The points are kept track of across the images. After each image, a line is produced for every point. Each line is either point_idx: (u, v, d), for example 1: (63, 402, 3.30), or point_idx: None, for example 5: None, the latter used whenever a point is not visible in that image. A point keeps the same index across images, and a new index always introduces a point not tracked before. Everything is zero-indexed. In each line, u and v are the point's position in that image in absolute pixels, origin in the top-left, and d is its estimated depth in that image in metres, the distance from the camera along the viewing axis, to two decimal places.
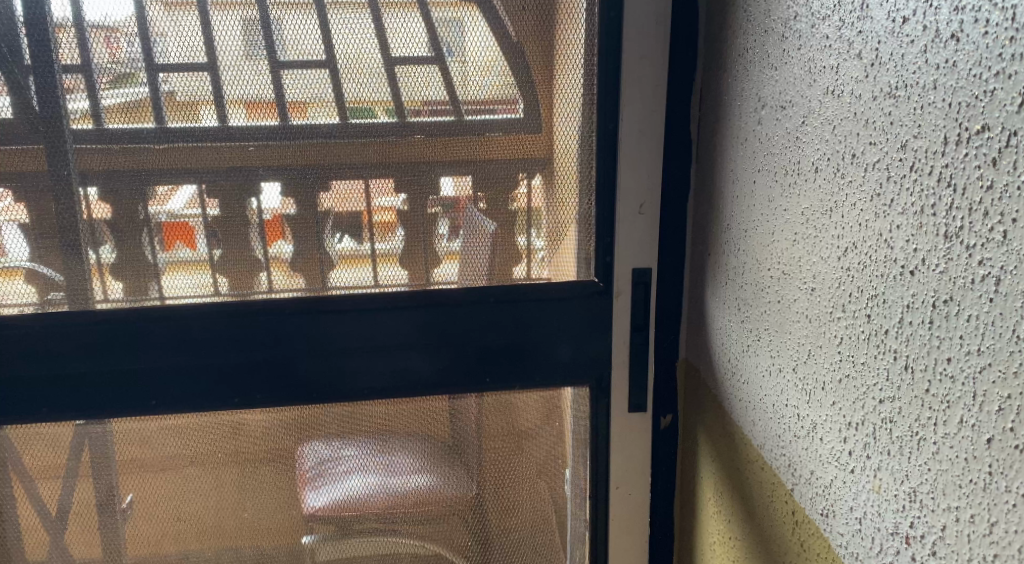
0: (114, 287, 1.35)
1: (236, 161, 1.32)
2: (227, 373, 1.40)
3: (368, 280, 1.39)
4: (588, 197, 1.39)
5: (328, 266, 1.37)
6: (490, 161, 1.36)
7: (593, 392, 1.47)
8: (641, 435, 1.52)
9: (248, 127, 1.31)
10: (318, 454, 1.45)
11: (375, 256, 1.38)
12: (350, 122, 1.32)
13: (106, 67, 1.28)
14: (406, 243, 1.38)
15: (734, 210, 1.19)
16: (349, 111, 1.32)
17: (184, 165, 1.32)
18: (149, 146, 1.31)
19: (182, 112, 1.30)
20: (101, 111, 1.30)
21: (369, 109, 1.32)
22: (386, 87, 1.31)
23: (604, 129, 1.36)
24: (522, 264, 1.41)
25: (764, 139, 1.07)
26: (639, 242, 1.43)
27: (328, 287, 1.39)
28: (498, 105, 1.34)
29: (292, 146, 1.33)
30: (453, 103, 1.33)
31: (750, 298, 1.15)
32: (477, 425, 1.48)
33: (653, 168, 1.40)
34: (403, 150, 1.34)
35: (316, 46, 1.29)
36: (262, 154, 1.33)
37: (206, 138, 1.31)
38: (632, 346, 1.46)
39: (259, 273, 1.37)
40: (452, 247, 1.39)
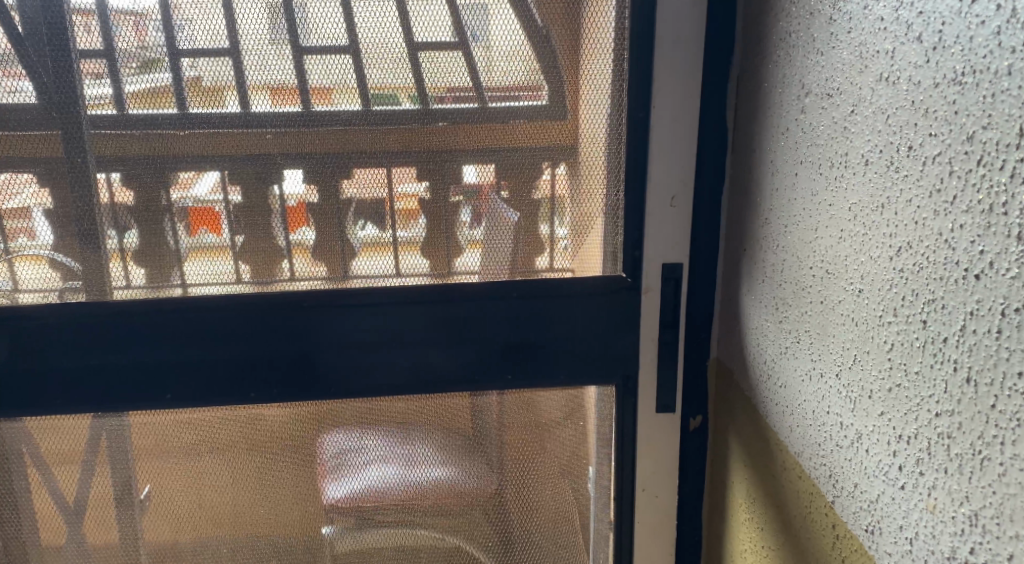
0: (132, 275, 1.31)
1: (254, 149, 1.28)
2: (243, 367, 1.36)
3: (389, 270, 1.34)
4: (617, 189, 1.33)
5: (350, 254, 1.33)
6: (517, 149, 1.31)
7: (619, 390, 1.42)
8: (670, 436, 1.46)
9: (272, 113, 1.27)
10: (337, 445, 1.41)
11: (396, 243, 1.33)
12: (372, 109, 1.27)
13: (132, 51, 1.23)
14: (429, 232, 1.33)
15: (774, 204, 1.13)
16: (372, 96, 1.27)
17: (203, 151, 1.27)
18: (169, 133, 1.26)
19: (205, 97, 1.25)
20: (124, 96, 1.25)
21: (392, 95, 1.27)
22: (409, 72, 1.26)
23: (634, 118, 1.30)
24: (547, 256, 1.35)
25: (809, 129, 1.01)
26: (670, 236, 1.36)
27: (348, 277, 1.34)
28: (524, 92, 1.28)
29: (311, 133, 1.28)
30: (476, 90, 1.27)
31: (791, 297, 1.09)
32: (499, 423, 1.43)
33: (685, 159, 1.33)
34: (426, 133, 1.29)
35: (339, 30, 1.24)
36: (281, 141, 1.28)
37: (227, 124, 1.27)
38: (661, 345, 1.40)
39: (282, 261, 1.33)
40: (475, 236, 1.33)
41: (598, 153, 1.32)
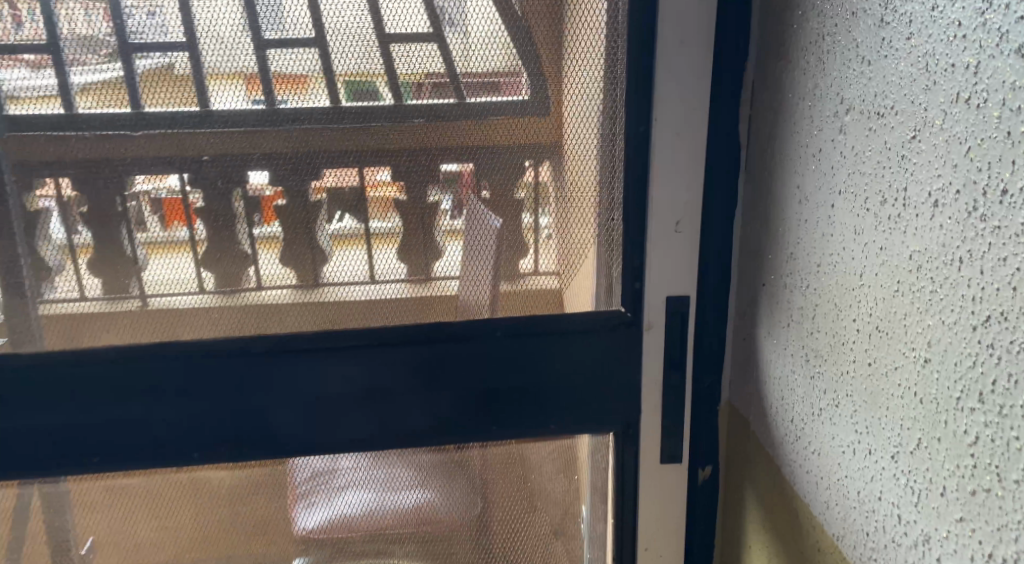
0: (78, 291, 1.11)
1: (206, 151, 1.08)
2: (183, 425, 1.17)
3: (361, 275, 1.14)
4: (613, 211, 1.15)
5: (321, 259, 1.13)
6: (502, 166, 1.12)
7: (618, 441, 1.24)
8: (676, 490, 1.28)
9: (241, 110, 1.07)
10: (311, 469, 1.20)
11: (370, 235, 1.13)
12: (341, 106, 1.08)
13: (102, 40, 1.03)
14: (405, 230, 1.13)
15: (803, 238, 0.96)
16: (342, 84, 1.07)
17: (154, 153, 1.07)
18: (125, 135, 1.06)
19: (163, 95, 1.06)
20: (72, 93, 1.05)
21: (366, 83, 1.07)
22: (378, 62, 1.07)
23: (633, 133, 1.11)
24: (533, 258, 1.16)
25: (850, 152, 0.84)
26: (675, 266, 1.17)
27: (320, 286, 1.14)
28: (501, 80, 1.09)
29: (264, 133, 1.08)
30: (454, 83, 1.08)
31: (826, 350, 0.92)
32: (483, 479, 1.25)
33: (692, 177, 1.14)
34: (403, 133, 1.09)
35: (303, 22, 1.05)
36: (223, 147, 1.08)
37: (180, 126, 1.07)
38: (665, 387, 1.23)
39: (248, 266, 1.13)
40: (455, 226, 1.13)
41: (591, 171, 1.13)
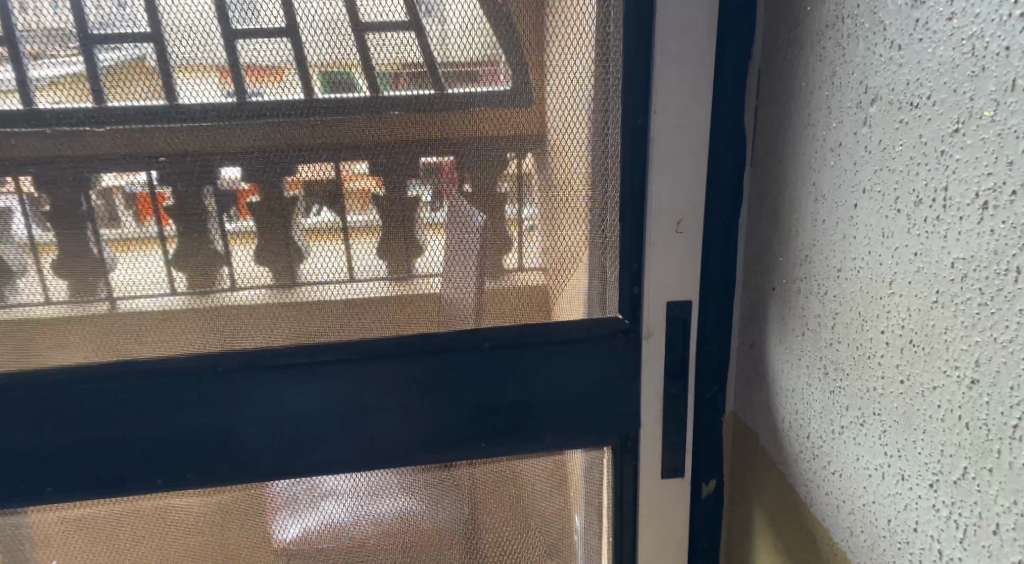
0: (42, 295, 1.01)
1: (163, 147, 0.98)
2: (143, 451, 1.06)
3: (340, 273, 1.04)
4: (608, 211, 1.06)
5: (298, 256, 1.02)
6: (487, 162, 1.02)
7: (615, 457, 1.16)
8: (678, 507, 1.19)
9: (212, 104, 0.97)
10: (287, 487, 1.11)
11: (346, 230, 1.02)
12: (315, 98, 0.98)
13: (66, 32, 0.94)
14: (384, 228, 1.03)
15: (820, 239, 0.88)
16: (318, 75, 0.97)
17: (109, 153, 0.97)
18: (86, 131, 0.96)
19: (128, 88, 0.96)
20: (30, 85, 0.95)
21: (341, 73, 0.98)
22: (352, 51, 0.97)
23: (631, 125, 1.03)
24: (518, 255, 1.06)
25: (877, 147, 0.76)
26: (676, 268, 1.09)
27: (298, 285, 1.04)
28: (480, 70, 0.99)
29: (228, 128, 0.98)
30: (431, 72, 0.98)
31: (848, 363, 0.84)
32: (472, 500, 1.16)
33: (693, 174, 1.05)
34: (381, 125, 1.00)
35: (274, 9, 0.96)
36: (180, 144, 0.98)
37: (142, 122, 0.97)
38: (666, 398, 1.14)
39: (220, 266, 1.02)
40: (437, 219, 1.03)
41: (581, 168, 1.04)
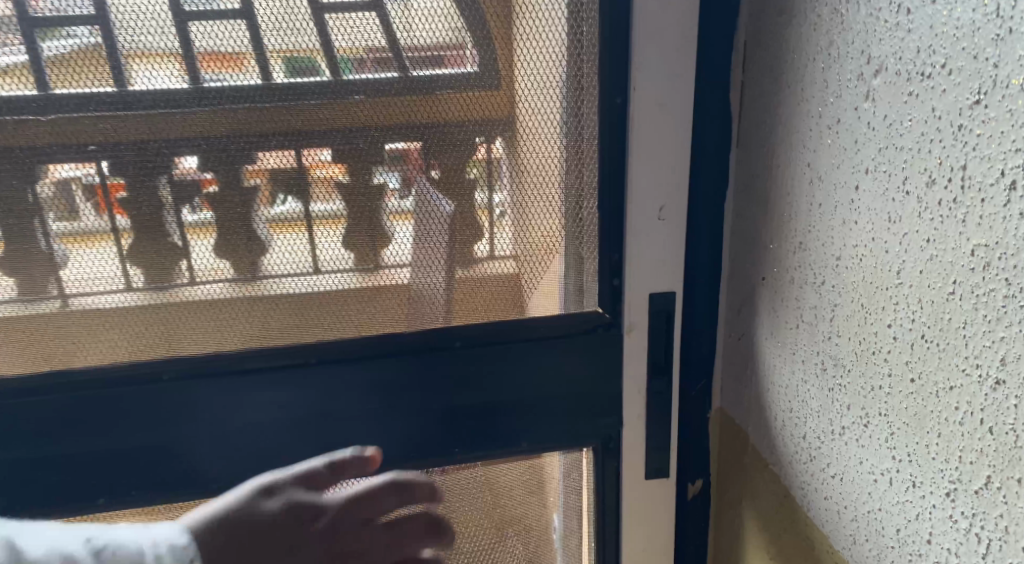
0: None
1: (93, 134, 0.87)
2: (82, 467, 0.97)
3: (304, 265, 0.95)
4: (586, 198, 0.98)
5: (259, 247, 0.93)
6: (456, 147, 0.94)
7: (596, 459, 1.09)
8: (662, 508, 1.13)
9: (160, 90, 0.87)
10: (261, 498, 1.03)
11: (309, 219, 0.93)
12: (274, 82, 0.89)
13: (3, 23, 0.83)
14: (351, 219, 0.94)
15: (817, 225, 0.81)
16: (281, 61, 0.88)
17: (33, 142, 0.87)
18: (26, 121, 0.86)
19: (73, 74, 0.85)
20: None
21: (303, 59, 0.88)
22: (310, 32, 0.88)
23: (608, 105, 0.95)
24: (489, 243, 0.98)
25: (882, 123, 0.69)
26: (658, 257, 1.02)
27: (260, 278, 0.95)
28: (445, 54, 0.90)
29: (168, 113, 0.88)
30: (395, 54, 0.90)
31: (849, 359, 0.78)
32: (448, 510, 1.08)
33: (677, 156, 0.98)
34: (342, 110, 0.91)
35: None
36: (113, 129, 0.87)
37: (76, 107, 0.86)
38: (648, 395, 1.07)
39: (179, 258, 0.93)
40: (404, 207, 0.95)
41: (554, 152, 0.96)
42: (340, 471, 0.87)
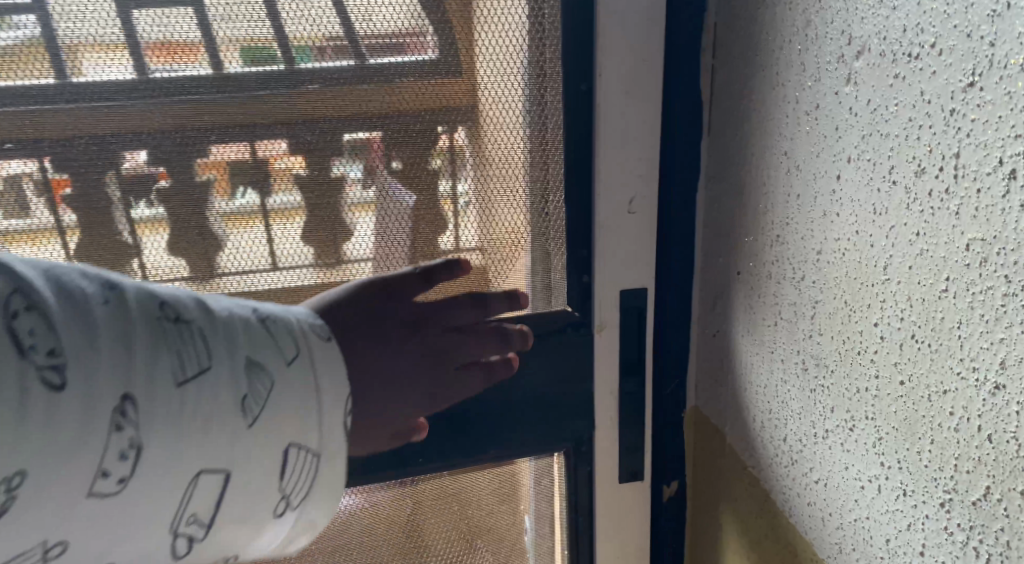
0: None
1: (15, 132, 0.80)
2: None
3: (260, 261, 0.89)
4: (552, 191, 0.93)
5: (213, 244, 0.87)
6: (415, 137, 0.88)
7: (568, 463, 1.04)
8: (637, 512, 1.08)
9: (94, 83, 0.80)
10: None
11: (265, 212, 0.87)
12: (227, 71, 0.82)
13: None
14: (309, 214, 0.88)
15: (796, 216, 0.76)
16: (237, 51, 0.81)
17: None
18: None
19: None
20: None
21: (263, 49, 0.82)
22: (261, 17, 0.81)
23: (573, 92, 0.90)
24: (453, 236, 0.93)
25: (865, 108, 0.64)
26: (628, 252, 0.97)
27: (215, 276, 0.89)
28: (404, 40, 0.85)
29: (100, 108, 0.80)
30: (353, 40, 0.83)
31: (831, 360, 0.73)
32: (412, 523, 1.03)
33: (646, 146, 0.93)
34: (296, 100, 0.84)
35: None
36: (36, 125, 0.80)
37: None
38: (621, 396, 1.03)
39: (130, 257, 0.86)
40: (367, 197, 0.89)
41: (518, 142, 0.91)
42: (431, 279, 0.86)
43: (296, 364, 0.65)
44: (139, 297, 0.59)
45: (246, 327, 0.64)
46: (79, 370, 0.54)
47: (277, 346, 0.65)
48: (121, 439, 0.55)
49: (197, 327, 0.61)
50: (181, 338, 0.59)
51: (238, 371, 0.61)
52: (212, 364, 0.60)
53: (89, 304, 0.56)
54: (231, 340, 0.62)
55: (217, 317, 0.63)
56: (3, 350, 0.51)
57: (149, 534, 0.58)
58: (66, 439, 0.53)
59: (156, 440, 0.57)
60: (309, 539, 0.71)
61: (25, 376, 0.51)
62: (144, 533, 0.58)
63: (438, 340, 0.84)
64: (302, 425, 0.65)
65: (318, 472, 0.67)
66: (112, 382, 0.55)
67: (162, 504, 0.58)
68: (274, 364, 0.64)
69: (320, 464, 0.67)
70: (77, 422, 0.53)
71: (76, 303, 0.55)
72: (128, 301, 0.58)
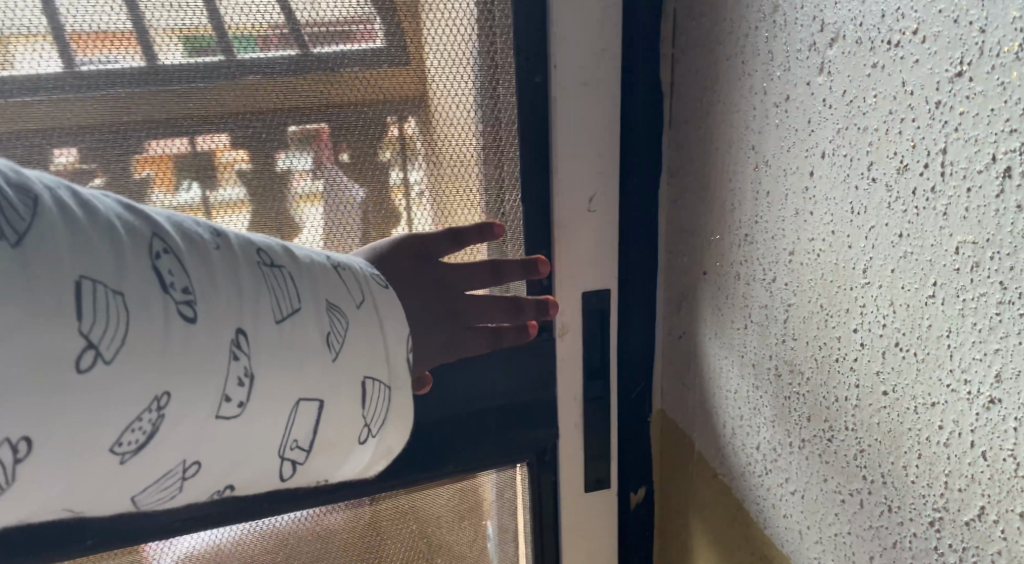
0: None
1: None
2: None
3: None
4: (507, 190, 0.88)
5: None
6: (361, 132, 0.82)
7: (531, 474, 0.99)
8: (604, 520, 1.04)
9: (12, 77, 0.72)
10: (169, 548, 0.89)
11: (208, 205, 0.80)
12: (160, 64, 0.75)
13: None
14: (254, 210, 0.82)
15: (767, 214, 0.71)
16: (173, 40, 0.75)
17: None
18: None
19: None
20: None
21: (201, 38, 0.75)
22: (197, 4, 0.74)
23: (527, 83, 0.84)
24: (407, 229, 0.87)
25: (840, 99, 0.60)
26: (588, 252, 0.92)
27: None
28: (351, 29, 0.79)
29: (17, 104, 0.73)
30: (296, 28, 0.77)
31: (806, 367, 0.69)
32: (369, 544, 0.97)
33: (605, 139, 0.87)
34: (240, 91, 0.78)
35: None
36: None
37: None
38: (584, 401, 0.98)
39: None
40: (315, 188, 0.83)
41: (471, 138, 0.85)
42: (462, 240, 0.82)
43: (363, 305, 0.65)
44: (241, 244, 0.60)
45: (327, 268, 0.65)
46: (207, 306, 0.55)
47: (346, 288, 0.65)
48: (237, 366, 0.57)
49: (288, 269, 0.62)
50: (277, 279, 0.61)
51: (321, 312, 0.62)
52: (303, 304, 0.61)
53: (206, 249, 0.58)
54: (316, 281, 0.63)
55: (300, 260, 0.64)
56: (149, 286, 0.53)
57: (263, 457, 0.60)
58: (204, 366, 0.55)
59: (264, 372, 0.58)
60: (386, 462, 0.72)
61: (166, 309, 0.54)
62: (259, 457, 0.60)
63: (456, 300, 0.81)
64: (377, 358, 0.65)
65: (389, 403, 0.67)
66: (229, 316, 0.56)
67: (272, 429, 0.59)
68: (346, 305, 0.64)
69: (390, 395, 0.67)
70: (212, 350, 0.55)
71: (196, 246, 0.57)
72: (233, 245, 0.59)
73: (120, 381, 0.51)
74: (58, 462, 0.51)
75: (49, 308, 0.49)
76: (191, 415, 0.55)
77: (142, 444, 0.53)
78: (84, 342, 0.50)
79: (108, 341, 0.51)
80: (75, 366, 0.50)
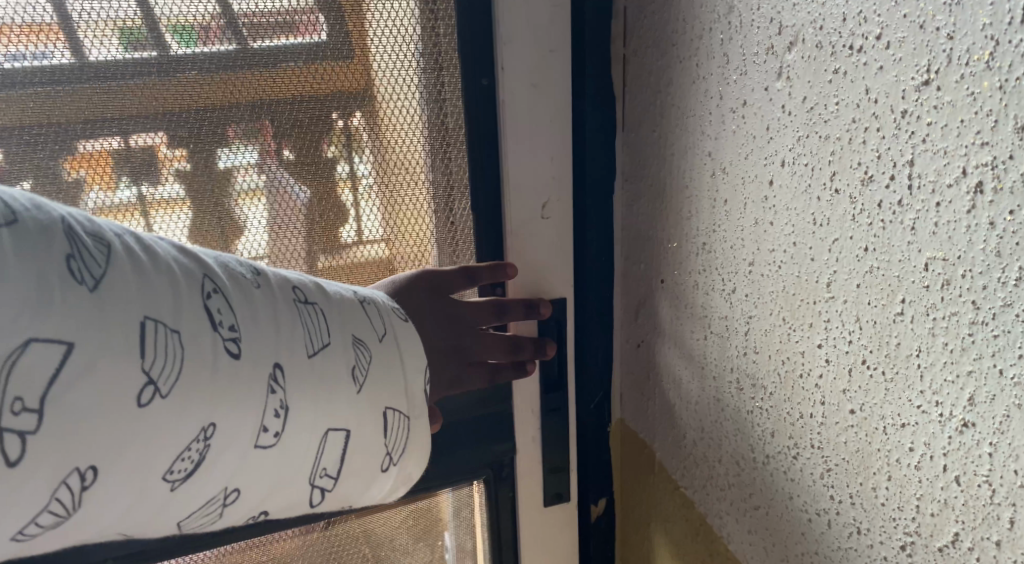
0: None
1: None
2: None
3: None
4: (456, 196, 0.84)
5: None
6: (302, 128, 0.77)
7: (488, 490, 0.95)
8: (564, 534, 1.01)
9: None
10: None
11: (144, 204, 0.74)
12: (88, 59, 0.70)
13: None
14: (194, 208, 0.76)
15: (726, 223, 0.69)
16: (103, 33, 0.69)
17: None
18: None
19: None
20: None
21: (130, 32, 0.70)
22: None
23: (474, 87, 0.80)
24: (355, 227, 0.82)
25: (799, 106, 0.57)
26: (541, 262, 0.88)
27: None
28: (293, 21, 0.74)
29: None
30: (233, 23, 0.72)
31: (768, 382, 0.66)
32: None
33: (557, 144, 0.84)
34: (174, 91, 0.72)
35: None
36: None
37: None
38: (541, 414, 0.95)
39: None
40: (257, 184, 0.77)
41: (420, 143, 0.81)
42: (478, 278, 0.83)
43: (388, 340, 0.64)
44: (279, 283, 0.59)
45: (358, 303, 0.64)
46: (251, 344, 0.54)
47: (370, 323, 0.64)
48: (274, 398, 0.55)
49: (323, 306, 0.61)
50: (311, 316, 0.59)
51: (348, 346, 0.61)
52: (333, 339, 0.60)
53: (249, 290, 0.57)
54: (344, 316, 0.62)
55: (330, 296, 0.62)
56: (200, 326, 0.52)
57: (297, 486, 0.58)
58: (246, 401, 0.53)
59: (299, 405, 0.56)
60: (408, 487, 0.70)
61: (215, 348, 0.53)
62: (292, 486, 0.58)
63: (467, 337, 0.81)
64: (397, 390, 0.63)
65: (409, 436, 0.65)
66: (269, 350, 0.55)
67: (304, 459, 0.58)
68: (371, 340, 0.63)
69: (410, 425, 0.65)
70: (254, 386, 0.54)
71: (240, 286, 0.56)
72: (273, 286, 0.58)
73: (172, 420, 0.50)
74: (110, 497, 0.49)
75: (118, 344, 0.48)
76: (234, 446, 0.53)
77: (190, 473, 0.52)
78: (144, 378, 0.49)
79: (166, 376, 0.50)
80: (136, 400, 0.49)
